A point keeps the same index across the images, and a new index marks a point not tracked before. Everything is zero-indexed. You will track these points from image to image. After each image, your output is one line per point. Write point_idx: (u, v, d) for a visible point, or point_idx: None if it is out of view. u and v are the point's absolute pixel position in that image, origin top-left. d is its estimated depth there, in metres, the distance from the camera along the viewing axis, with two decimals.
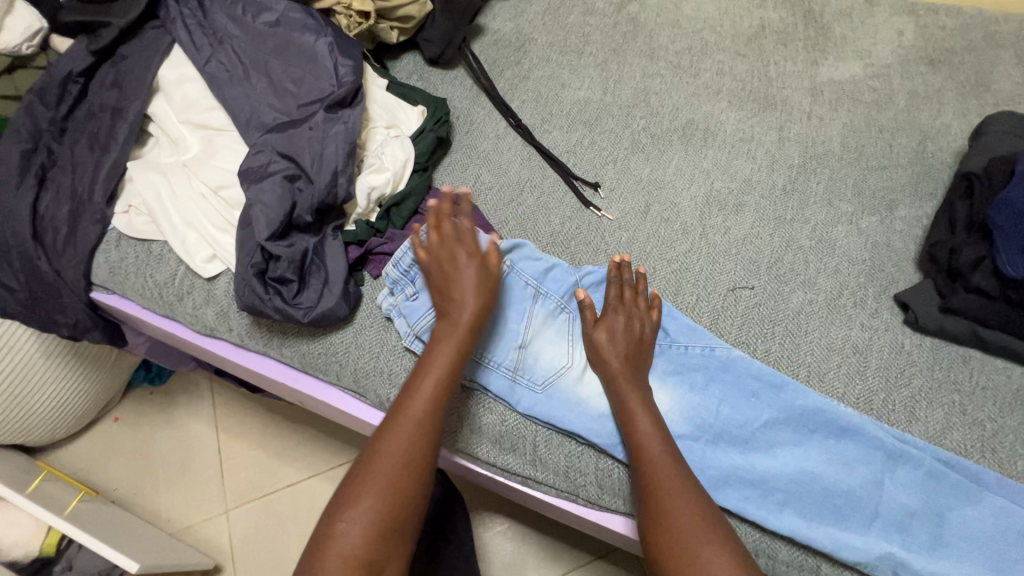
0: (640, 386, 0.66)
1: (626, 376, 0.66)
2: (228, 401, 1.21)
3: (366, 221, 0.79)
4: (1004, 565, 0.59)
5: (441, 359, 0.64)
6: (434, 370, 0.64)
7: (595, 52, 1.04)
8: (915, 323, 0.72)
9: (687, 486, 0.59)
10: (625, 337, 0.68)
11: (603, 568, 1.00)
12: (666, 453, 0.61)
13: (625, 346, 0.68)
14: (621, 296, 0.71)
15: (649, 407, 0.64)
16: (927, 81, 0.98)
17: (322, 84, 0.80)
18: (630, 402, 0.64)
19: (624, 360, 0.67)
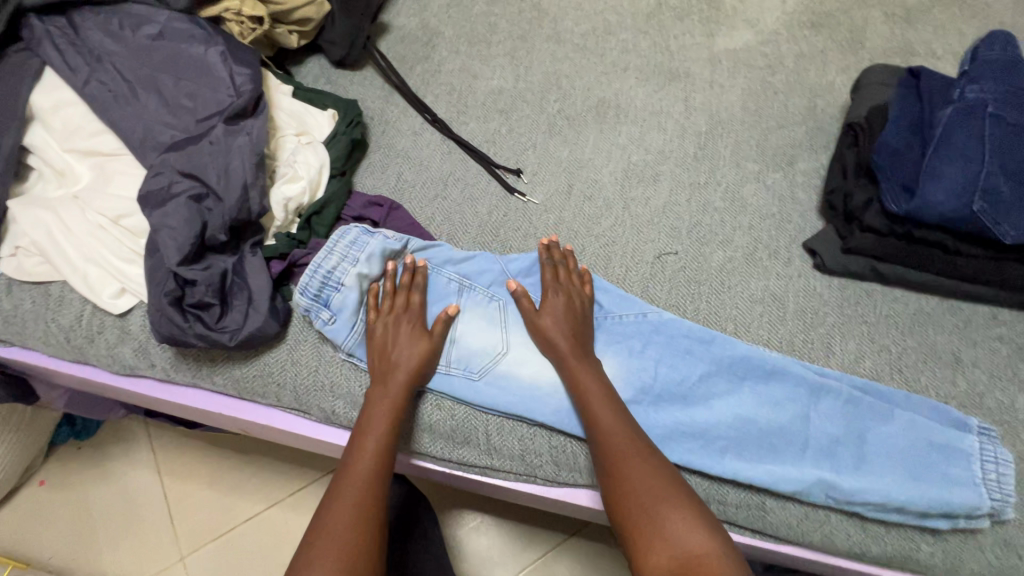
0: (589, 361, 0.68)
1: (577, 356, 0.67)
2: (167, 443, 1.14)
3: (287, 233, 0.77)
4: (919, 471, 0.65)
5: (380, 414, 0.64)
6: (374, 428, 0.63)
7: (503, 41, 1.05)
8: (824, 267, 0.78)
9: (642, 452, 0.61)
10: (568, 316, 0.70)
11: (579, 544, 1.01)
12: (620, 423, 0.63)
13: (568, 324, 0.70)
14: (556, 275, 0.74)
15: (600, 381, 0.66)
16: (811, 43, 1.05)
17: (219, 95, 0.75)
18: (582, 382, 0.66)
19: (572, 340, 0.69)
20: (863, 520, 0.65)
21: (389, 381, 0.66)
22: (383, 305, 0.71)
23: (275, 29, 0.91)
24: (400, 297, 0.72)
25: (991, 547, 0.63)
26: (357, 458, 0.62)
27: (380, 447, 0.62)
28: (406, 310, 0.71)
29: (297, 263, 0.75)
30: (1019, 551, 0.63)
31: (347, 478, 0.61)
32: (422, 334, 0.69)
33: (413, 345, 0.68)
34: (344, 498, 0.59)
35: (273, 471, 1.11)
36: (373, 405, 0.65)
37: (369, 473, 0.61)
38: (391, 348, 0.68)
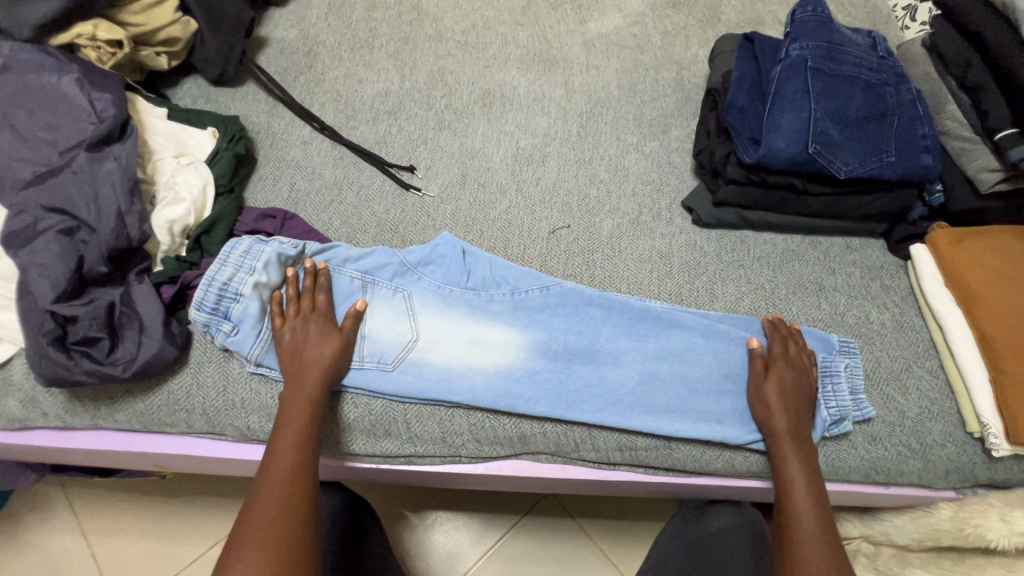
0: (804, 450, 0.67)
1: (791, 433, 0.67)
2: (89, 501, 1.07)
3: (175, 257, 0.75)
4: None
5: (296, 413, 0.64)
6: (292, 425, 0.63)
7: (385, 44, 1.06)
8: (700, 222, 0.85)
9: (829, 535, 0.62)
10: (795, 389, 0.70)
11: (532, 522, 1.03)
12: (814, 503, 0.64)
13: (789, 396, 0.69)
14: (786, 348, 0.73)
15: (806, 459, 0.67)
16: (674, 20, 1.13)
17: (81, 124, 0.72)
18: (784, 457, 0.67)
19: (790, 417, 0.68)
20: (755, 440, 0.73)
21: (302, 383, 0.65)
22: (291, 310, 0.70)
23: (140, 52, 0.88)
24: (308, 301, 0.71)
25: (862, 443, 0.72)
26: (275, 458, 0.61)
27: (300, 445, 0.62)
28: (315, 311, 0.70)
29: (189, 285, 0.73)
30: (885, 442, 0.72)
31: (269, 476, 0.60)
32: (336, 331, 0.70)
33: (326, 344, 0.68)
34: (264, 497, 0.58)
35: (209, 508, 1.06)
36: (289, 404, 0.64)
37: (290, 465, 0.61)
38: (308, 345, 0.68)
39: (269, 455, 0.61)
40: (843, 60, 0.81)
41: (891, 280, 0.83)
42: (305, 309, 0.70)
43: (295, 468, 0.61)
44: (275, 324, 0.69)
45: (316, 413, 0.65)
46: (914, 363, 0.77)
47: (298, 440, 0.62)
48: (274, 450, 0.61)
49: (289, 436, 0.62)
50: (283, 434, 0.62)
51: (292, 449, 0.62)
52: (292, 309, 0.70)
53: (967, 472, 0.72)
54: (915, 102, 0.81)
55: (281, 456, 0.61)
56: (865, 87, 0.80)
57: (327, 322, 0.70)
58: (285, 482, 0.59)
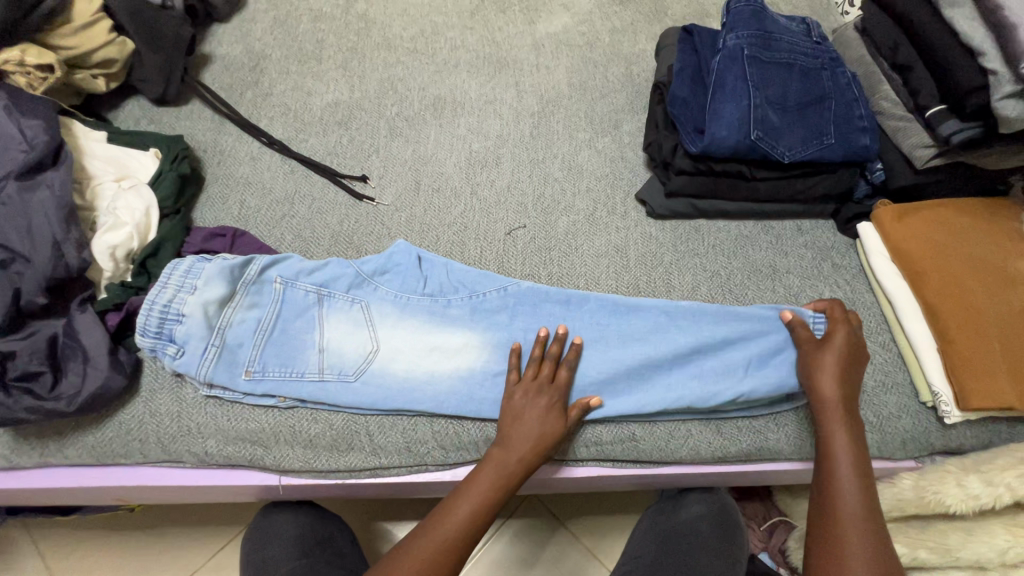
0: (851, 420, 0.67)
1: (841, 408, 0.67)
2: (55, 542, 1.03)
3: (120, 283, 0.73)
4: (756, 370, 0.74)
5: (523, 453, 0.65)
6: (502, 464, 0.65)
7: (333, 55, 1.05)
8: (654, 213, 0.86)
9: (873, 512, 0.61)
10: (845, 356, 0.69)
11: (513, 525, 1.01)
12: (858, 478, 0.63)
13: (842, 363, 0.69)
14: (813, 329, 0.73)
15: (856, 435, 0.66)
16: (622, 17, 1.14)
17: (9, 152, 0.70)
18: (832, 431, 0.66)
19: (841, 388, 0.67)
20: (717, 425, 0.73)
21: (523, 429, 0.66)
22: (544, 370, 0.70)
23: (74, 75, 0.85)
24: (545, 369, 0.70)
25: None
26: (473, 490, 0.63)
27: (498, 484, 0.64)
28: (553, 387, 0.69)
29: (136, 311, 0.71)
30: None
31: (440, 520, 0.61)
32: (561, 416, 0.68)
33: (552, 422, 0.67)
34: (423, 544, 0.60)
35: (182, 539, 1.03)
36: (500, 447, 0.66)
37: (463, 521, 0.61)
38: (535, 406, 0.68)
39: (448, 502, 0.63)
40: (778, 48, 0.83)
41: (842, 259, 0.85)
42: (545, 378, 0.70)
43: (462, 532, 0.61)
44: (511, 378, 0.70)
45: (506, 485, 0.64)
46: (867, 338, 0.78)
47: (473, 504, 0.63)
48: (473, 485, 0.64)
49: (496, 474, 0.64)
50: (484, 473, 0.64)
51: (483, 492, 0.63)
52: (530, 376, 0.70)
53: (923, 441, 0.74)
54: (851, 85, 0.83)
55: (456, 509, 0.62)
56: (801, 73, 0.82)
57: (557, 409, 0.68)
58: (449, 534, 0.60)
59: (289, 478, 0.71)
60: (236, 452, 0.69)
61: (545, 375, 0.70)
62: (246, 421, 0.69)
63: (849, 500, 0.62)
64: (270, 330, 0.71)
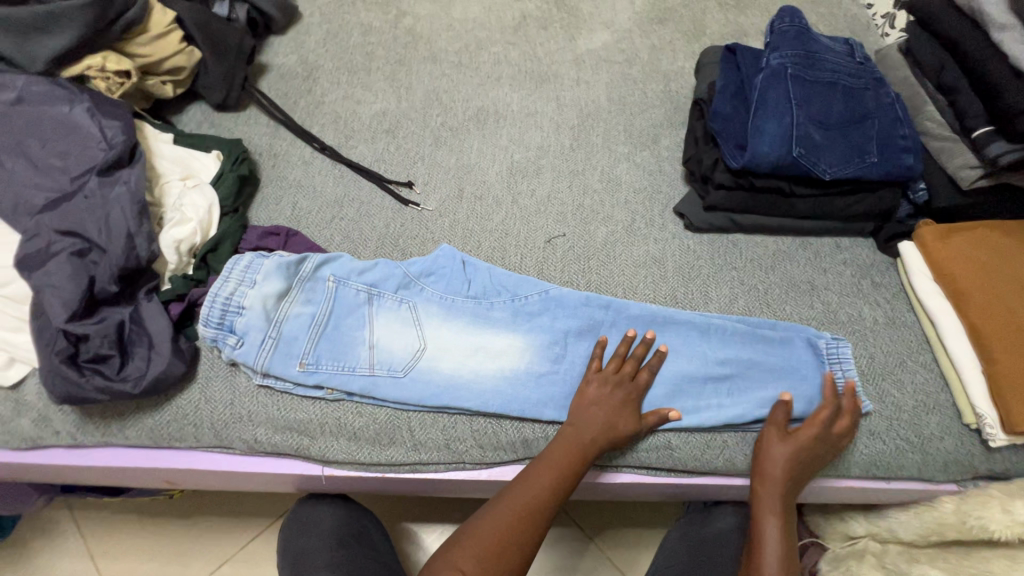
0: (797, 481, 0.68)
1: (789, 466, 0.68)
2: (99, 524, 1.07)
3: (183, 275, 0.77)
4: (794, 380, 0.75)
5: (587, 432, 0.68)
6: (572, 443, 0.67)
7: (382, 67, 1.10)
8: (692, 227, 0.87)
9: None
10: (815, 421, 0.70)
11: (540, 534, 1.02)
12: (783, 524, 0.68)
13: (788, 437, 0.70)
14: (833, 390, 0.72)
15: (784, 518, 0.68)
16: (661, 35, 1.16)
17: (91, 151, 0.76)
18: (761, 508, 0.68)
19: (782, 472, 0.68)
20: (753, 437, 0.73)
21: (596, 412, 0.69)
22: (624, 367, 0.73)
23: (147, 81, 0.91)
24: (631, 368, 0.73)
25: (861, 438, 0.73)
26: (544, 464, 0.66)
27: (568, 459, 0.66)
28: (633, 385, 0.72)
29: (196, 302, 0.75)
30: (883, 437, 0.73)
31: (517, 490, 0.64)
32: (634, 414, 0.70)
33: (623, 417, 0.69)
34: (501, 512, 0.63)
35: (217, 528, 1.06)
36: (573, 426, 0.69)
37: (546, 490, 0.64)
38: (610, 397, 0.71)
39: (523, 475, 0.66)
40: (822, 67, 0.85)
41: (882, 277, 0.85)
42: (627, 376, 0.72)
43: (544, 500, 0.64)
44: (592, 367, 0.73)
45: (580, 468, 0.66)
46: (908, 357, 0.78)
47: (555, 476, 0.65)
48: (545, 460, 0.66)
49: (567, 451, 0.66)
50: (555, 451, 0.67)
51: (557, 466, 0.65)
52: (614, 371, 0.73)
53: (966, 463, 0.73)
54: (894, 104, 0.84)
55: (540, 475, 0.65)
56: (843, 92, 0.84)
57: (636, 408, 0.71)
58: (525, 504, 0.63)
59: (332, 468, 0.73)
60: (284, 441, 0.71)
61: (631, 373, 0.73)
62: (295, 411, 0.72)
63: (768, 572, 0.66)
64: (323, 325, 0.74)
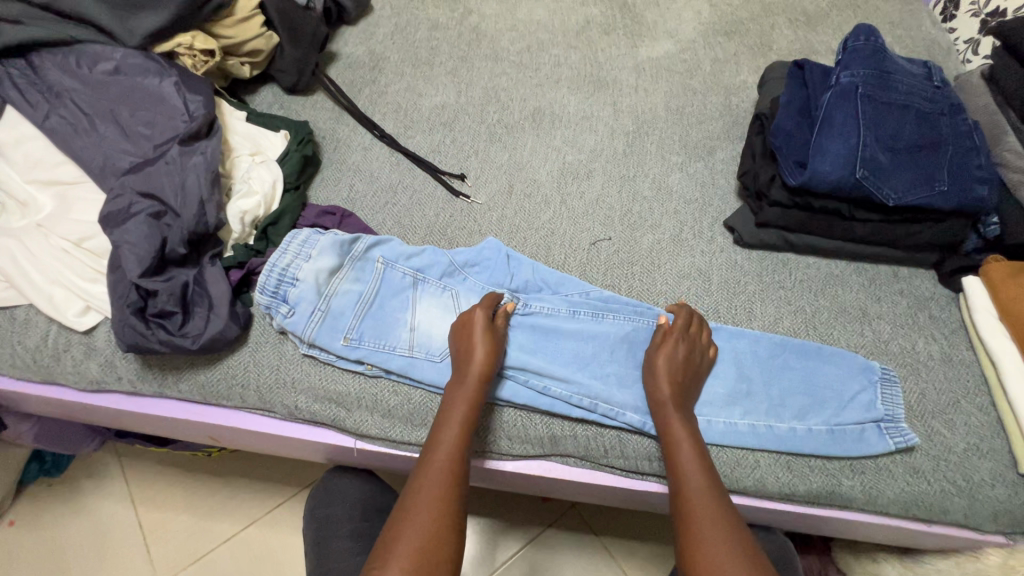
0: (687, 418, 0.69)
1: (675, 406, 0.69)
2: (142, 472, 1.14)
3: (244, 245, 0.82)
4: (839, 401, 0.73)
5: (458, 410, 0.67)
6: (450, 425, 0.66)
7: (445, 62, 1.12)
8: (742, 242, 0.86)
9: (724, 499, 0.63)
10: (682, 368, 0.71)
11: (555, 536, 1.03)
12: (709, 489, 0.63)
13: (679, 373, 0.71)
14: (689, 328, 0.74)
15: (693, 431, 0.68)
16: (725, 48, 1.14)
17: (175, 122, 0.81)
18: (687, 468, 0.65)
19: (677, 395, 0.69)
20: (788, 460, 0.71)
21: (468, 378, 0.68)
22: (680, 346, 0.72)
23: (228, 61, 0.97)
24: (480, 322, 0.72)
25: (903, 475, 0.70)
26: (429, 468, 0.64)
27: (453, 453, 0.64)
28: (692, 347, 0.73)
29: (255, 271, 0.80)
30: (927, 476, 0.70)
31: (414, 505, 0.61)
32: (671, 349, 0.72)
33: (674, 358, 0.71)
34: (413, 518, 0.60)
35: (248, 489, 1.12)
36: (457, 390, 0.68)
37: (456, 440, 0.65)
38: (470, 360, 0.69)
39: (430, 450, 0.65)
40: (896, 89, 0.82)
41: (940, 312, 0.81)
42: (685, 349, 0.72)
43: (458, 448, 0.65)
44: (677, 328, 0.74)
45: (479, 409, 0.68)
46: (962, 397, 0.74)
47: (460, 423, 0.66)
48: (429, 462, 0.64)
49: (461, 409, 0.67)
50: (440, 444, 0.65)
51: (445, 461, 0.64)
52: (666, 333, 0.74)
53: (1019, 516, 0.68)
54: (972, 132, 0.80)
55: (448, 425, 0.66)
56: (917, 115, 0.80)
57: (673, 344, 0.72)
58: (431, 514, 0.60)
59: (364, 442, 0.76)
60: (322, 410, 0.75)
61: (502, 329, 0.74)
62: (335, 383, 0.75)
63: (697, 490, 0.63)
64: (369, 304, 0.77)
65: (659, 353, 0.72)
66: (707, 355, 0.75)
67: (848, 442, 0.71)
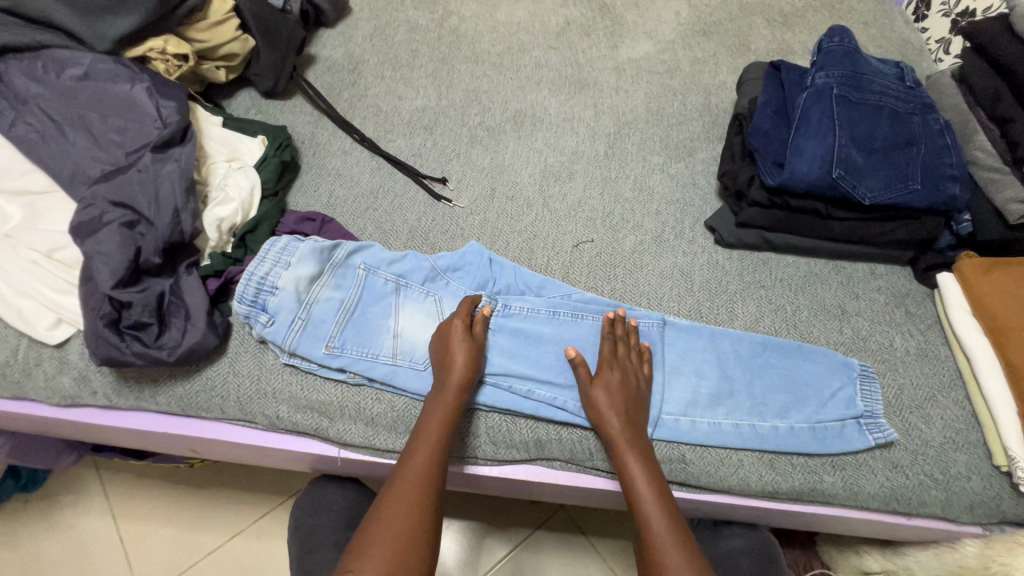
0: (638, 445, 0.67)
1: (624, 434, 0.67)
2: (121, 486, 1.11)
3: (222, 253, 0.80)
4: (818, 398, 0.74)
5: (436, 420, 0.66)
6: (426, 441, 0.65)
7: (425, 64, 1.11)
8: (723, 242, 0.87)
9: (682, 535, 0.62)
10: (624, 392, 0.70)
11: (544, 538, 1.03)
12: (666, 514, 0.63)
13: (619, 400, 0.69)
14: (616, 350, 0.73)
15: (648, 462, 0.66)
16: (704, 48, 1.15)
17: (147, 128, 0.80)
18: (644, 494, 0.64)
19: (623, 423, 0.68)
20: (771, 458, 0.72)
21: (449, 386, 0.68)
22: (613, 372, 0.71)
23: (202, 65, 0.95)
24: (461, 328, 0.72)
25: (882, 469, 0.71)
26: (401, 483, 0.63)
27: (427, 470, 0.64)
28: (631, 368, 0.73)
29: (233, 279, 0.78)
30: (905, 470, 0.71)
31: (385, 519, 0.61)
32: (612, 373, 0.71)
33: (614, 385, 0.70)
34: (386, 527, 0.60)
35: (232, 500, 1.10)
36: (437, 399, 0.68)
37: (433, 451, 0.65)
38: (449, 374, 0.68)
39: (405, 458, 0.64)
40: (869, 89, 0.83)
41: (916, 307, 0.83)
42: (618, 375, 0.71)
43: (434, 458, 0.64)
44: (606, 354, 0.73)
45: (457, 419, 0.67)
46: (938, 391, 0.76)
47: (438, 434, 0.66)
48: (402, 477, 0.63)
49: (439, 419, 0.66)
50: (416, 452, 0.64)
51: (418, 476, 0.63)
52: (620, 352, 0.73)
53: (994, 507, 0.70)
54: (943, 131, 0.82)
55: (426, 434, 0.65)
56: (890, 115, 0.82)
57: (614, 367, 0.71)
58: (399, 531, 0.60)
59: (348, 451, 0.75)
60: (304, 420, 0.74)
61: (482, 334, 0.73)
62: (318, 392, 0.74)
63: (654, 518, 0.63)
64: (351, 311, 0.76)
65: (594, 387, 0.70)
66: (643, 365, 0.74)
67: (829, 439, 0.72)
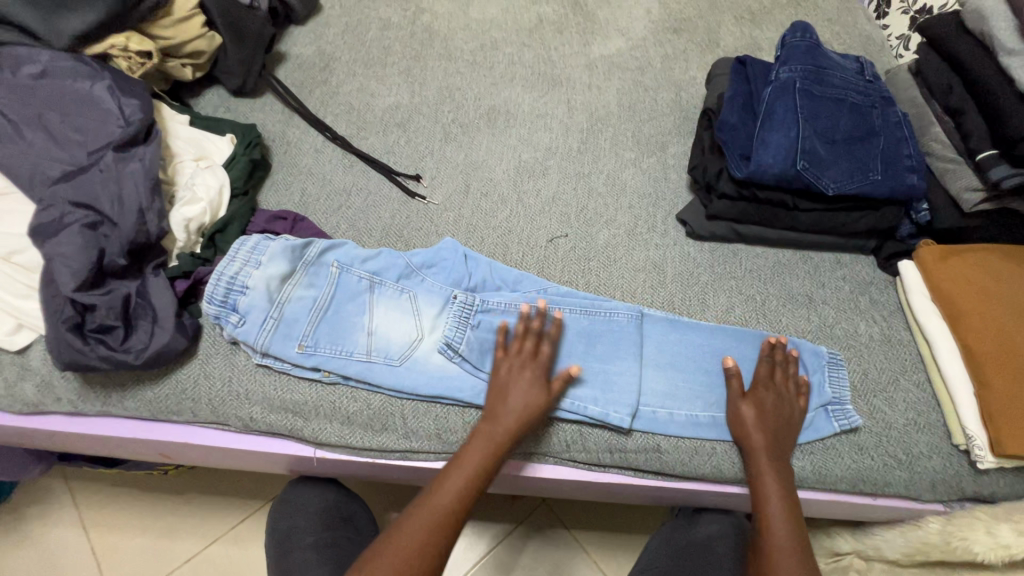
0: (781, 466, 0.69)
1: (768, 450, 0.69)
2: (92, 495, 1.08)
3: (190, 254, 0.79)
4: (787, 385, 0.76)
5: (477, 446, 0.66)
6: (469, 465, 0.65)
7: (397, 61, 1.11)
8: (694, 234, 0.88)
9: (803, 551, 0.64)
10: (773, 414, 0.71)
11: (526, 533, 1.03)
12: (791, 533, 0.65)
13: (769, 421, 0.71)
14: (774, 373, 0.75)
15: (784, 483, 0.68)
16: (674, 45, 1.17)
17: (109, 127, 0.78)
18: (771, 511, 0.66)
19: (768, 440, 0.70)
20: None
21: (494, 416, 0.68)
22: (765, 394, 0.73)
23: (167, 63, 0.93)
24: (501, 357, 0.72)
25: (849, 452, 0.73)
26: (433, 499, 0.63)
27: (460, 493, 0.64)
28: (788, 394, 0.74)
29: (201, 280, 0.77)
30: (871, 452, 0.73)
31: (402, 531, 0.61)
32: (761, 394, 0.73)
33: (767, 407, 0.72)
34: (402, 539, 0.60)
35: (209, 506, 1.08)
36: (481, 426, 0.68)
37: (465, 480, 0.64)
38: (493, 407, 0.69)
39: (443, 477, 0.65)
40: (831, 83, 0.85)
41: (880, 295, 0.85)
42: (772, 398, 0.72)
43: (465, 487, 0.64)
44: (762, 373, 0.74)
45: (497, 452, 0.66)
46: (901, 375, 0.78)
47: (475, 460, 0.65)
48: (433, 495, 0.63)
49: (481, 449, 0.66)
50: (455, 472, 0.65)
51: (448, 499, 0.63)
52: (778, 377, 0.74)
53: (954, 484, 0.73)
54: (901, 123, 0.85)
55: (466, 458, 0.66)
56: (851, 108, 0.84)
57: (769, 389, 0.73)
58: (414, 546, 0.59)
59: (324, 451, 0.75)
60: (278, 420, 0.73)
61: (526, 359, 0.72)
62: (291, 392, 0.73)
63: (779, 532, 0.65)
64: (324, 309, 0.75)
65: (744, 401, 0.72)
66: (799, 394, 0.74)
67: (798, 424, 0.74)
